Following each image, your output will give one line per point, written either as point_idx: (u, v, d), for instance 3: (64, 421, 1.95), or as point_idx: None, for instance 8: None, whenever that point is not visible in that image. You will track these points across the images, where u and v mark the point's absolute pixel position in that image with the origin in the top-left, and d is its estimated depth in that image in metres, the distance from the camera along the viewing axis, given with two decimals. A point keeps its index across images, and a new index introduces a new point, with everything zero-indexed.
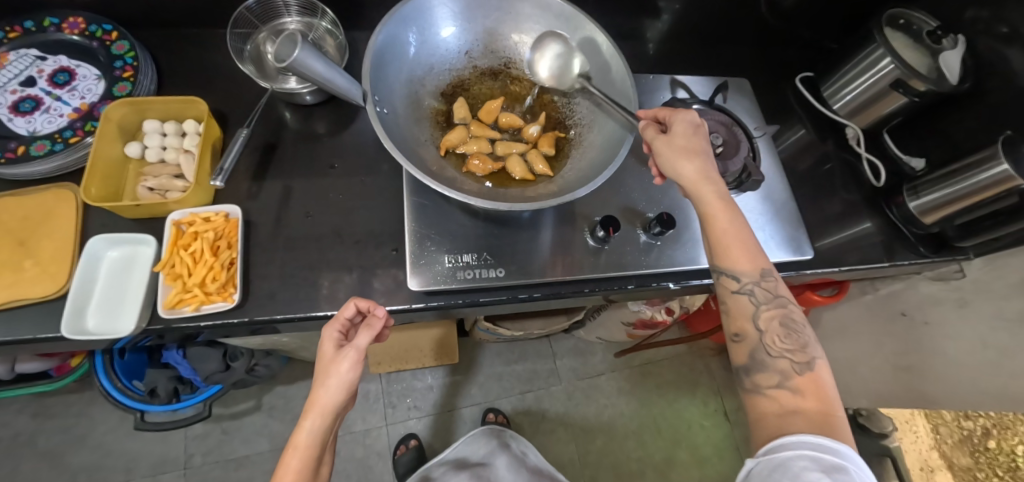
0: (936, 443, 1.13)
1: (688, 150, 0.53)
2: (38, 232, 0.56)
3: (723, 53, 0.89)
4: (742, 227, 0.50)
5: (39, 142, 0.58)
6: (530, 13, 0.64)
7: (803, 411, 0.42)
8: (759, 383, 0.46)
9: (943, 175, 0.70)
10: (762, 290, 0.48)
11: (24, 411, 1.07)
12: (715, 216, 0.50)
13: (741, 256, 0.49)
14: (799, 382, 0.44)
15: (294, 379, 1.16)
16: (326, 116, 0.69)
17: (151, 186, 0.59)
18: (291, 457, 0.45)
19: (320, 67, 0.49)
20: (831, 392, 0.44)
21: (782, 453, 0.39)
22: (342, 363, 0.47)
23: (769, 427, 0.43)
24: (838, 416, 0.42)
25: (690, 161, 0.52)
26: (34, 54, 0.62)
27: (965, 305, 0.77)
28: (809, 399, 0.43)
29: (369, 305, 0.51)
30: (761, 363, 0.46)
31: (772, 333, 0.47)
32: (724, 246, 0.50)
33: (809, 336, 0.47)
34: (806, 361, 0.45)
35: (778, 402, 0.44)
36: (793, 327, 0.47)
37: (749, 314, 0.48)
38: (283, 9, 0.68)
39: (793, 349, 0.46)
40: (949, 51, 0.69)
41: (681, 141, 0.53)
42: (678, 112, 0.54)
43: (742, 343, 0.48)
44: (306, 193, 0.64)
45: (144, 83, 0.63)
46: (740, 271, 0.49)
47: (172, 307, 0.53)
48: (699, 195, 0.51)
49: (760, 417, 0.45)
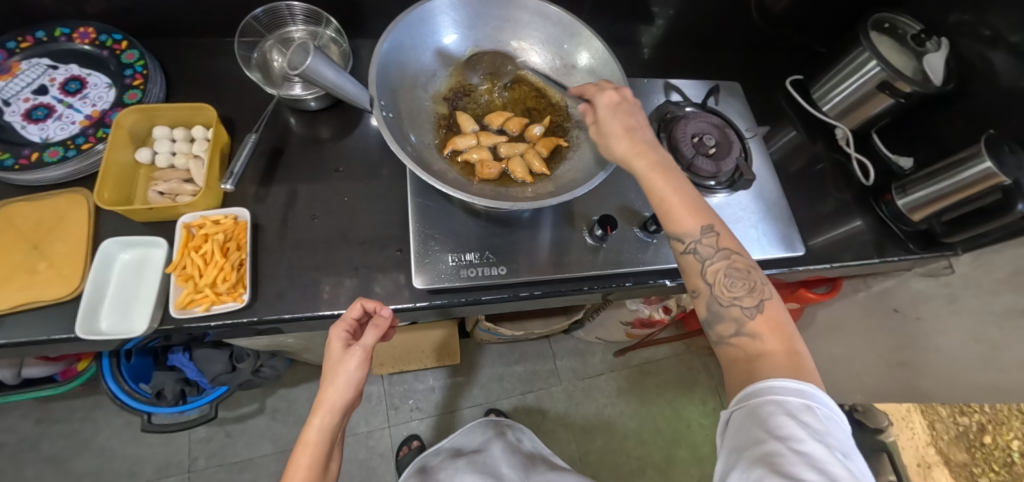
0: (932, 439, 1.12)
1: (618, 128, 0.54)
2: (52, 236, 0.58)
3: (715, 57, 0.92)
4: (679, 188, 0.51)
5: (52, 148, 0.60)
6: (529, 21, 0.66)
7: (766, 355, 0.44)
8: (721, 334, 0.48)
9: (931, 173, 0.72)
10: (705, 246, 0.50)
11: (28, 417, 1.07)
12: (652, 183, 0.51)
13: (682, 217, 0.50)
14: (755, 326, 0.46)
15: (297, 381, 1.17)
16: (330, 122, 0.71)
17: (161, 191, 0.61)
18: (301, 454, 0.47)
19: (331, 74, 0.51)
20: (787, 327, 0.46)
21: (750, 400, 0.41)
22: (350, 362, 0.49)
23: (739, 373, 0.45)
24: (798, 350, 0.44)
25: (622, 137, 0.54)
26: (47, 64, 0.64)
27: (956, 301, 0.79)
28: (770, 340, 0.45)
29: (376, 305, 0.52)
30: (716, 314, 0.48)
31: (721, 284, 0.49)
32: (666, 209, 0.51)
33: (756, 280, 0.48)
34: (757, 303, 0.47)
35: (741, 349, 0.46)
36: (740, 275, 0.49)
37: (696, 271, 0.50)
38: (289, 17, 0.70)
39: (742, 295, 0.48)
40: (932, 54, 0.71)
41: (612, 123, 0.55)
42: (599, 92, 0.57)
43: (698, 298, 0.50)
44: (312, 196, 0.66)
45: (153, 91, 0.65)
46: (684, 232, 0.50)
47: (184, 307, 0.55)
48: (632, 166, 0.53)
49: (729, 366, 0.47)
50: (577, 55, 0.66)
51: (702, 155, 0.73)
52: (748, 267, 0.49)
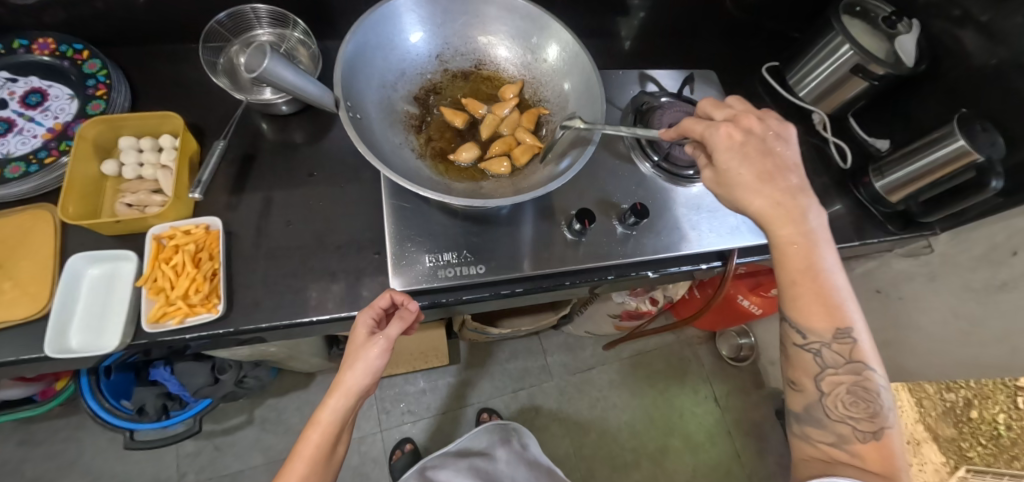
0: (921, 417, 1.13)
1: (754, 178, 0.47)
2: (17, 254, 0.56)
3: (691, 46, 0.91)
4: (825, 283, 0.47)
5: (14, 164, 0.58)
6: (497, 15, 0.65)
7: (858, 468, 0.45)
8: (812, 434, 0.49)
9: (906, 153, 0.73)
10: (831, 352, 0.47)
11: (10, 439, 1.05)
12: (791, 259, 0.47)
13: (819, 315, 0.47)
14: (862, 448, 0.45)
15: (286, 390, 1.16)
16: (302, 125, 0.70)
17: (129, 203, 0.60)
18: (312, 432, 0.48)
19: (290, 76, 0.50)
20: (897, 459, 0.45)
21: None
22: (372, 350, 0.48)
23: (817, 472, 0.47)
24: (900, 479, 0.43)
25: (758, 190, 0.47)
26: (5, 77, 0.62)
27: (936, 278, 0.80)
28: (871, 463, 0.45)
29: (404, 298, 0.51)
30: (816, 418, 0.48)
31: (836, 397, 0.48)
32: (798, 300, 0.48)
33: (878, 403, 0.46)
34: (874, 429, 0.46)
35: (827, 454, 0.47)
36: (864, 396, 0.47)
37: (810, 371, 0.49)
38: (255, 21, 0.69)
39: (858, 416, 0.47)
40: (904, 35, 0.72)
41: (743, 168, 0.47)
42: (707, 128, 0.49)
43: (799, 393, 0.50)
44: (286, 202, 0.64)
45: (118, 100, 0.64)
46: (812, 329, 0.48)
47: (156, 321, 0.53)
48: (772, 231, 0.48)
49: (808, 457, 0.49)
50: (547, 48, 0.66)
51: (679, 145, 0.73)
52: (874, 387, 0.47)
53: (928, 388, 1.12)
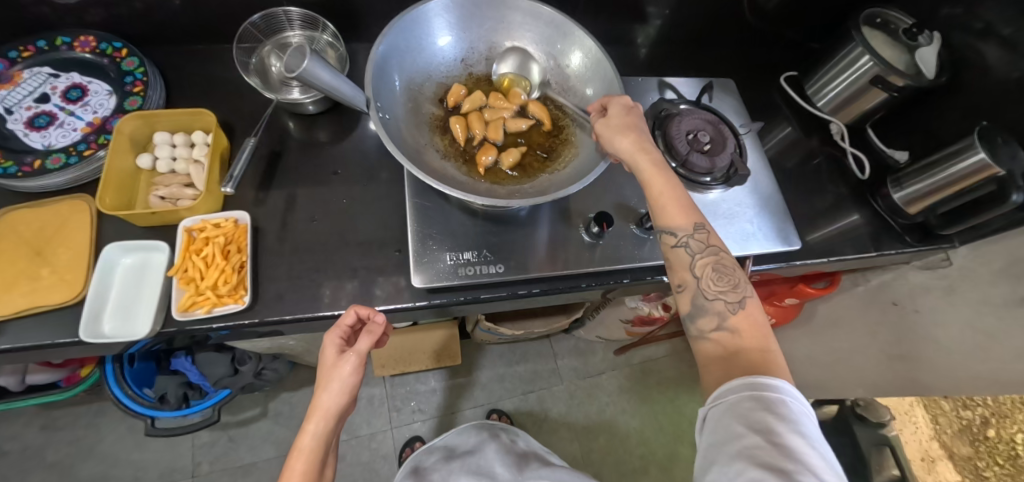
0: (936, 433, 1.05)
1: (623, 125, 0.56)
2: (55, 242, 0.58)
3: (710, 55, 0.92)
4: (677, 187, 0.53)
5: (54, 155, 0.60)
6: (522, 21, 0.67)
7: (742, 351, 0.44)
8: (702, 328, 0.48)
9: (927, 165, 0.73)
10: (696, 241, 0.50)
11: (33, 423, 1.08)
12: (652, 178, 0.53)
13: (675, 212, 0.51)
14: (735, 321, 0.47)
15: (299, 385, 1.18)
16: (328, 125, 0.72)
17: (162, 195, 0.62)
18: (296, 461, 0.46)
19: (327, 76, 0.52)
20: (766, 328, 0.46)
21: (727, 395, 0.41)
22: (344, 367, 0.49)
23: (716, 367, 0.45)
24: (772, 349, 0.44)
25: (626, 135, 0.55)
26: (47, 72, 0.65)
27: (954, 292, 0.79)
28: (747, 336, 0.46)
29: (369, 312, 0.53)
30: (701, 308, 0.49)
31: (707, 278, 0.50)
32: (659, 204, 0.52)
33: (740, 277, 0.49)
34: (739, 300, 0.48)
35: (721, 344, 0.46)
36: (726, 272, 0.49)
37: (686, 264, 0.51)
38: (286, 23, 0.71)
39: (727, 290, 0.49)
40: (925, 47, 0.72)
41: (617, 120, 0.56)
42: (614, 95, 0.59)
43: (684, 292, 0.51)
44: (310, 199, 0.66)
45: (153, 97, 0.66)
46: (676, 226, 0.51)
47: (186, 310, 0.55)
48: (635, 163, 0.54)
49: (705, 359, 0.47)
50: (570, 54, 0.67)
51: (696, 152, 0.73)
52: (734, 266, 0.50)
53: (944, 405, 1.01)
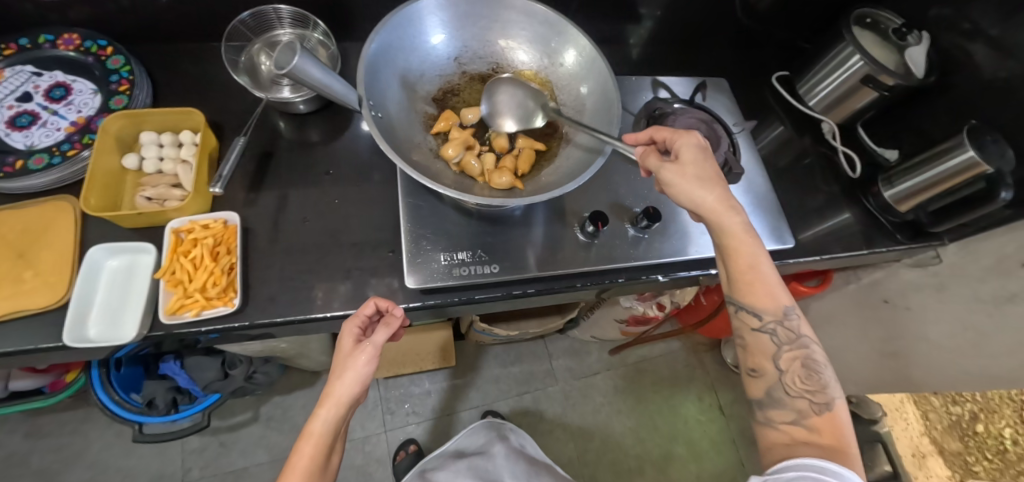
0: (925, 430, 1.15)
1: (702, 181, 0.52)
2: (37, 244, 0.57)
3: (702, 55, 0.92)
4: (764, 263, 0.51)
5: (37, 155, 0.59)
6: (516, 20, 0.66)
7: (812, 444, 0.46)
8: (773, 417, 0.50)
9: (916, 163, 0.73)
10: (783, 330, 0.51)
11: (17, 431, 1.05)
12: (737, 248, 0.51)
13: (762, 296, 0.51)
14: (816, 421, 0.47)
15: (292, 388, 1.16)
16: (319, 125, 0.71)
17: (149, 196, 0.61)
18: (305, 444, 0.46)
19: (319, 73, 0.51)
20: (848, 430, 0.46)
21: (787, 473, 0.43)
22: (360, 357, 0.48)
23: (779, 455, 0.47)
24: (851, 452, 0.45)
25: (711, 189, 0.52)
26: (31, 71, 0.63)
27: (945, 289, 0.79)
28: (825, 436, 0.46)
29: (388, 304, 0.52)
30: (776, 399, 0.50)
31: (793, 373, 0.50)
32: (747, 282, 0.51)
33: (830, 378, 0.49)
34: (825, 401, 0.48)
35: (789, 435, 0.48)
36: (813, 368, 0.50)
37: (767, 351, 0.51)
38: (276, 21, 0.70)
39: (812, 389, 0.49)
40: (914, 47, 0.72)
41: (692, 169, 0.52)
42: (681, 135, 0.54)
43: (759, 379, 0.52)
44: (301, 200, 0.65)
45: (140, 96, 0.65)
46: (762, 310, 0.51)
47: (174, 313, 0.54)
48: (719, 224, 0.52)
49: (772, 446, 0.49)
50: (564, 53, 0.67)
51: None
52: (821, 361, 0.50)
53: (933, 401, 1.14)
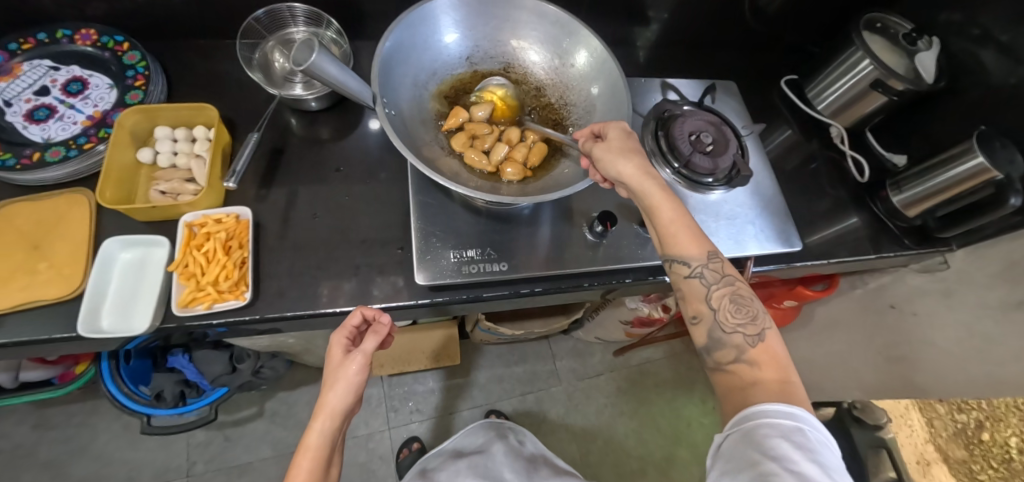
0: (927, 438, 0.89)
1: (623, 149, 0.54)
2: (53, 236, 0.58)
3: (711, 57, 0.93)
4: (683, 215, 0.53)
5: (53, 148, 0.60)
6: (528, 21, 0.67)
7: (760, 383, 0.45)
8: (720, 360, 0.49)
9: (925, 169, 0.73)
10: (710, 271, 0.52)
11: (25, 422, 1.06)
12: (659, 204, 0.53)
13: (687, 242, 0.52)
14: (754, 354, 0.47)
15: (297, 384, 1.17)
16: (330, 122, 0.72)
17: (163, 190, 0.62)
18: (302, 458, 0.47)
19: (334, 70, 0.51)
20: (785, 359, 0.47)
21: (745, 424, 0.42)
22: (350, 367, 0.49)
23: (733, 401, 0.46)
24: (793, 382, 0.45)
25: (630, 159, 0.54)
26: (48, 65, 0.64)
27: (952, 295, 0.79)
28: (767, 369, 0.46)
29: (375, 313, 0.52)
30: (717, 341, 0.49)
31: (724, 310, 0.50)
32: (670, 233, 0.53)
33: (758, 308, 0.50)
34: (758, 333, 0.49)
35: (739, 376, 0.47)
36: (743, 301, 0.51)
37: (700, 295, 0.52)
38: (290, 19, 0.71)
39: (745, 323, 0.49)
40: (924, 52, 0.72)
41: (618, 143, 0.55)
42: (609, 123, 0.57)
43: (700, 324, 0.51)
44: (312, 196, 0.66)
45: (155, 92, 0.65)
46: (689, 256, 0.52)
47: (186, 306, 0.55)
48: (642, 188, 0.53)
49: (727, 392, 0.48)
50: (575, 54, 0.67)
51: (699, 152, 0.73)
52: (750, 296, 0.51)
53: None
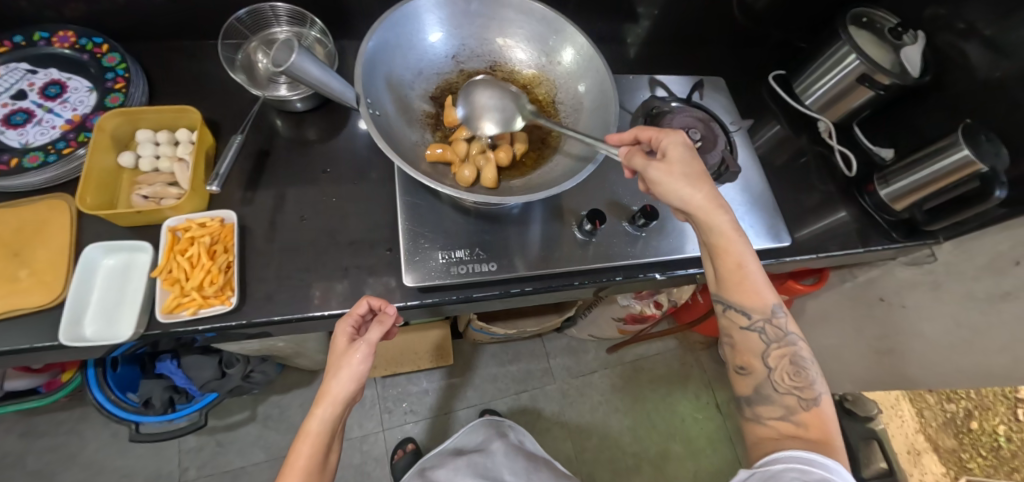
0: (921, 427, 1.18)
1: (691, 178, 0.52)
2: (32, 243, 0.57)
3: (700, 55, 0.93)
4: (753, 261, 0.52)
5: (32, 154, 0.58)
6: (513, 18, 0.66)
7: (801, 438, 0.47)
8: (762, 413, 0.51)
9: (911, 162, 0.74)
10: (771, 328, 0.52)
11: (12, 431, 1.05)
12: (727, 247, 0.52)
13: (751, 294, 0.52)
14: (805, 416, 0.49)
15: (289, 387, 1.16)
16: (316, 123, 0.71)
17: (145, 194, 0.60)
18: (302, 444, 0.47)
19: (317, 71, 0.51)
20: (832, 422, 0.49)
21: (772, 465, 0.45)
22: (355, 355, 0.48)
23: (765, 449, 0.49)
24: (836, 445, 0.46)
25: (698, 188, 0.52)
26: (25, 68, 0.63)
27: (939, 287, 0.80)
28: (813, 430, 0.48)
29: (381, 303, 0.53)
30: (765, 396, 0.51)
31: (782, 370, 0.51)
32: (738, 278, 0.52)
33: (817, 374, 0.51)
34: (813, 397, 0.49)
35: (776, 430, 0.50)
36: (801, 366, 0.51)
37: (755, 350, 0.53)
38: (273, 19, 0.70)
39: (801, 386, 0.50)
40: (909, 46, 0.73)
41: (679, 168, 0.52)
42: (666, 133, 0.53)
43: (749, 376, 0.53)
44: (299, 199, 0.65)
45: (135, 94, 0.64)
46: (751, 307, 0.52)
47: (170, 312, 0.54)
48: (710, 225, 0.52)
49: (758, 440, 0.51)
50: (561, 51, 0.67)
51: None
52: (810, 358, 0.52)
53: (929, 398, 1.17)
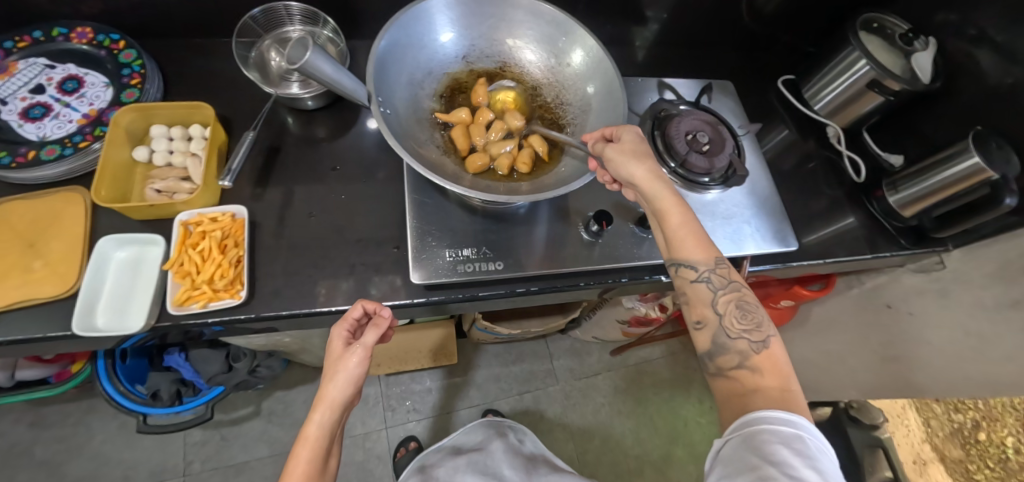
0: (927, 436, 1.18)
1: (638, 152, 0.54)
2: (47, 235, 0.58)
3: (708, 58, 0.93)
4: (692, 220, 0.54)
5: (49, 147, 0.60)
6: (524, 19, 0.67)
7: (762, 389, 0.47)
8: (723, 365, 0.50)
9: (920, 170, 0.73)
10: (717, 276, 0.52)
11: (21, 421, 1.06)
12: (669, 210, 0.53)
13: (694, 247, 0.53)
14: (757, 360, 0.49)
15: (293, 383, 1.17)
16: (326, 121, 0.72)
17: (159, 188, 0.62)
18: (302, 449, 0.47)
19: (329, 69, 0.52)
20: (785, 365, 0.49)
21: (744, 429, 0.43)
22: (350, 360, 0.48)
23: (735, 407, 0.47)
24: (794, 391, 0.46)
25: (642, 161, 0.54)
26: (44, 63, 0.64)
27: (947, 295, 0.79)
28: (768, 376, 0.48)
29: (376, 306, 0.53)
30: (722, 346, 0.50)
31: (729, 315, 0.51)
32: (677, 239, 0.54)
33: (762, 316, 0.51)
34: (762, 339, 0.50)
35: (740, 382, 0.48)
36: (748, 308, 0.51)
37: (705, 300, 0.52)
38: (286, 17, 0.71)
39: (750, 329, 0.50)
40: (921, 53, 0.72)
41: (631, 145, 0.55)
42: (621, 129, 0.56)
43: (704, 329, 0.52)
44: (308, 195, 0.66)
45: (151, 90, 0.65)
46: (695, 260, 0.53)
47: (181, 304, 0.55)
48: (651, 191, 0.54)
49: (726, 398, 0.49)
50: (571, 53, 0.67)
51: (696, 152, 0.74)
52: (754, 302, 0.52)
53: (936, 408, 1.16)
